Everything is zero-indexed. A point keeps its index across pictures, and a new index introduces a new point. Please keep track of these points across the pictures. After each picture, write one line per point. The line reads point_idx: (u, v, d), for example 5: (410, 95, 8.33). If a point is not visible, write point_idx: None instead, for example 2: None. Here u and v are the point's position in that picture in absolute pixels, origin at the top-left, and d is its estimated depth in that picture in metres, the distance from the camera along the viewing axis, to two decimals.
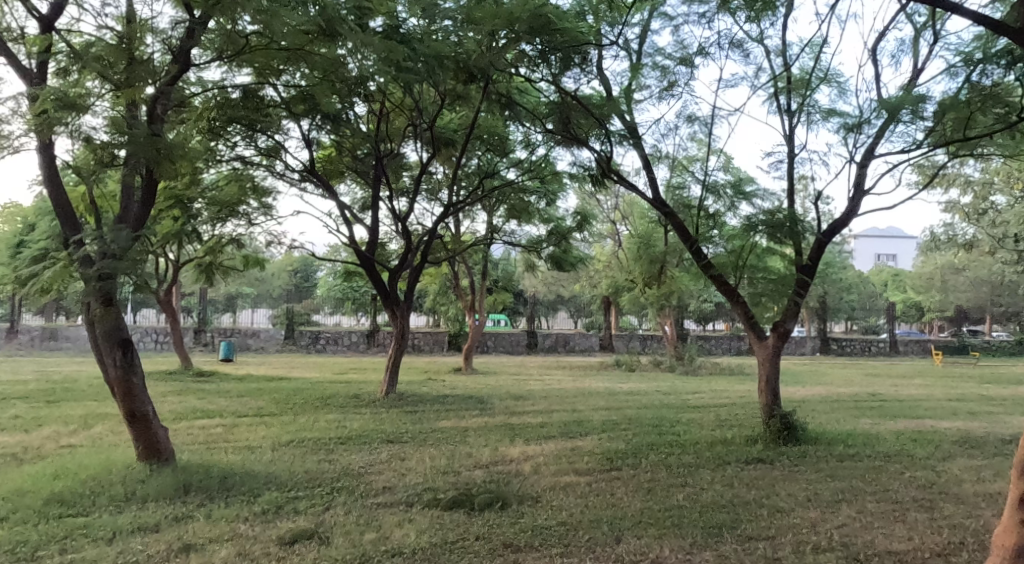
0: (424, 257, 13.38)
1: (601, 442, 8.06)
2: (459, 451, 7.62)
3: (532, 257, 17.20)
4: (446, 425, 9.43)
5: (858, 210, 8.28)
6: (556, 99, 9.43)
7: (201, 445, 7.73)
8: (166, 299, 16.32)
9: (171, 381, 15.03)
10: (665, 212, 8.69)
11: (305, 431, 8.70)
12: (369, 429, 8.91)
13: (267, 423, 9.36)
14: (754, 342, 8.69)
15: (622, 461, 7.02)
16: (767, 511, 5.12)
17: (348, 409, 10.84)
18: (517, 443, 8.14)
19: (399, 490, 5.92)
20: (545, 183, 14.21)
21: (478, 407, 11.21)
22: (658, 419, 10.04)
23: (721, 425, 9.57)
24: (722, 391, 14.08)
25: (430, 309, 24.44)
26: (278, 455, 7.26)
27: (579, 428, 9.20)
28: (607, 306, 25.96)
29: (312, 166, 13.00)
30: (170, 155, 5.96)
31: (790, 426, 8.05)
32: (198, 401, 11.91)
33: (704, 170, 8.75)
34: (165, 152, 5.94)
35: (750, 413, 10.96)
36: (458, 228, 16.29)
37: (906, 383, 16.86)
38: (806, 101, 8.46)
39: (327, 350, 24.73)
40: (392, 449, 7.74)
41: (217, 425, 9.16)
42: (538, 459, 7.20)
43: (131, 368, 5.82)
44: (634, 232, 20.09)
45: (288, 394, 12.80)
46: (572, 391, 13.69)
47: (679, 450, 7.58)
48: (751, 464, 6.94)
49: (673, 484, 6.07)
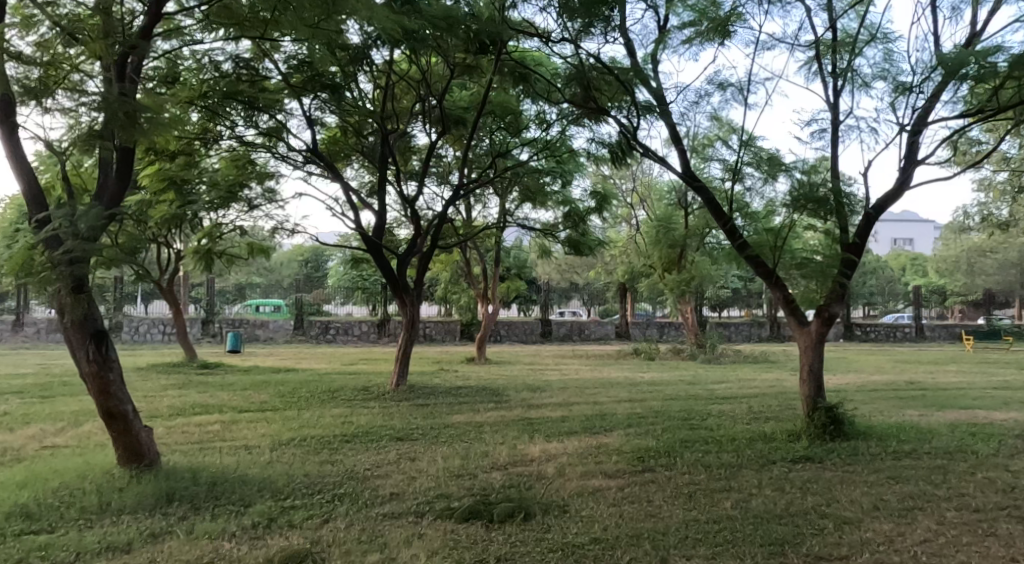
0: (434, 242, 12.67)
1: (629, 439, 7.37)
2: (475, 450, 6.98)
3: (547, 242, 16.50)
4: (459, 420, 8.79)
5: (911, 182, 7.57)
6: (575, 67, 8.74)
7: (194, 445, 7.10)
8: (168, 289, 15.72)
9: (174, 374, 14.45)
10: (695, 188, 8.02)
11: (309, 428, 8.06)
12: (377, 426, 8.26)
13: (268, 419, 8.74)
14: (796, 328, 7.98)
15: (654, 461, 6.34)
16: (833, 522, 4.44)
17: (356, 403, 10.23)
18: (536, 440, 7.48)
19: (409, 497, 5.28)
20: (561, 162, 13.47)
21: (494, 400, 10.56)
22: (688, 412, 9.33)
23: (756, 418, 8.86)
24: (750, 380, 13.39)
25: (442, 298, 23.79)
26: (277, 456, 6.62)
27: (603, 423, 8.52)
28: (623, 293, 25.23)
29: (316, 147, 12.36)
30: (141, 119, 5.25)
31: (837, 420, 7.34)
32: (199, 395, 11.34)
33: (737, 142, 8.06)
34: (134, 116, 5.21)
35: (784, 403, 10.22)
36: (469, 212, 15.62)
37: (939, 370, 16.09)
38: (850, 63, 7.74)
39: (337, 341, 24.22)
40: (402, 448, 7.09)
41: (216, 421, 8.55)
42: (562, 458, 6.54)
43: (105, 361, 5.21)
44: (653, 215, 19.47)
45: (294, 386, 12.21)
46: (592, 381, 13.04)
47: (717, 448, 6.89)
48: (798, 463, 6.25)
49: (714, 489, 5.40)
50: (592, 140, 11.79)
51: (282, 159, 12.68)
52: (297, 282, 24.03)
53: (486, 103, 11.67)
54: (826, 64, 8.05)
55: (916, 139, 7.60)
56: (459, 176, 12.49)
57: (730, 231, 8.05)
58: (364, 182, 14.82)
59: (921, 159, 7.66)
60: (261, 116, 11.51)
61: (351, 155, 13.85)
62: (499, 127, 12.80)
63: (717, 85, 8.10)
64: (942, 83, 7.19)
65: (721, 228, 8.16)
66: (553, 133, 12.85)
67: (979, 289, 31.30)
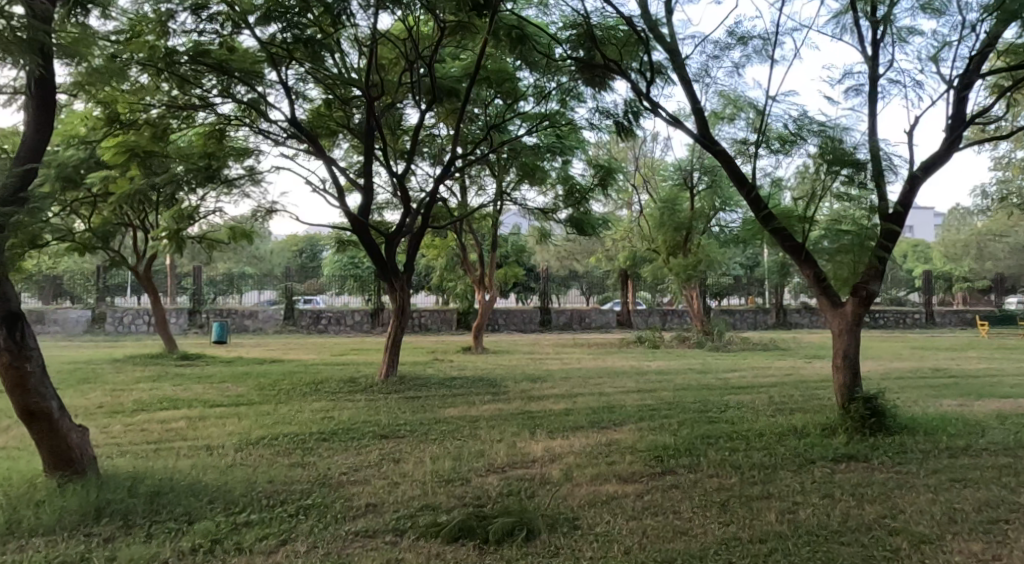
0: (425, 222, 11.77)
1: (643, 435, 6.53)
2: (469, 449, 6.13)
3: (546, 225, 15.60)
4: (452, 414, 7.94)
5: (958, 145, 6.72)
6: (579, 21, 7.89)
7: (151, 446, 6.24)
8: (146, 277, 14.83)
9: (151, 365, 13.60)
10: (714, 153, 7.19)
11: (284, 425, 7.20)
12: (360, 422, 7.39)
13: (240, 415, 7.87)
14: (829, 309, 7.12)
15: (675, 461, 5.49)
16: (906, 543, 3.63)
17: (340, 395, 9.39)
18: (539, 437, 6.63)
19: (388, 509, 4.44)
20: (562, 137, 12.60)
21: (492, 391, 9.72)
22: (704, 404, 8.48)
23: (781, 411, 8.01)
24: (764, 368, 12.57)
25: (437, 286, 22.95)
26: (242, 458, 5.76)
27: (611, 416, 7.68)
28: (625, 280, 24.35)
29: (297, 120, 11.48)
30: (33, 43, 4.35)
31: (877, 413, 6.53)
32: (174, 388, 10.52)
33: (760, 103, 7.20)
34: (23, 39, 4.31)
35: (808, 393, 9.38)
36: (464, 194, 14.74)
37: (961, 356, 15.30)
38: (891, 11, 6.87)
39: (329, 331, 23.40)
40: (386, 447, 6.24)
41: (181, 417, 7.68)
42: (569, 459, 5.69)
43: (20, 351, 4.34)
44: (657, 197, 18.65)
45: (276, 378, 11.37)
46: (596, 370, 12.25)
47: (745, 444, 6.05)
48: (841, 463, 5.43)
49: (747, 496, 4.57)
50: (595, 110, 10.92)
51: (262, 134, 11.82)
52: (288, 270, 23.16)
53: (479, 71, 10.76)
54: (862, 15, 7.19)
55: (963, 96, 6.75)
56: (453, 152, 11.59)
57: (754, 201, 7.21)
58: (351, 162, 13.95)
59: (969, 121, 6.81)
60: (237, 88, 10.64)
61: (337, 131, 12.98)
62: (495, 98, 11.89)
63: (739, 39, 7.24)
64: (1001, 28, 6.33)
65: (743, 197, 7.32)
66: (553, 105, 11.97)
67: (989, 274, 30.49)
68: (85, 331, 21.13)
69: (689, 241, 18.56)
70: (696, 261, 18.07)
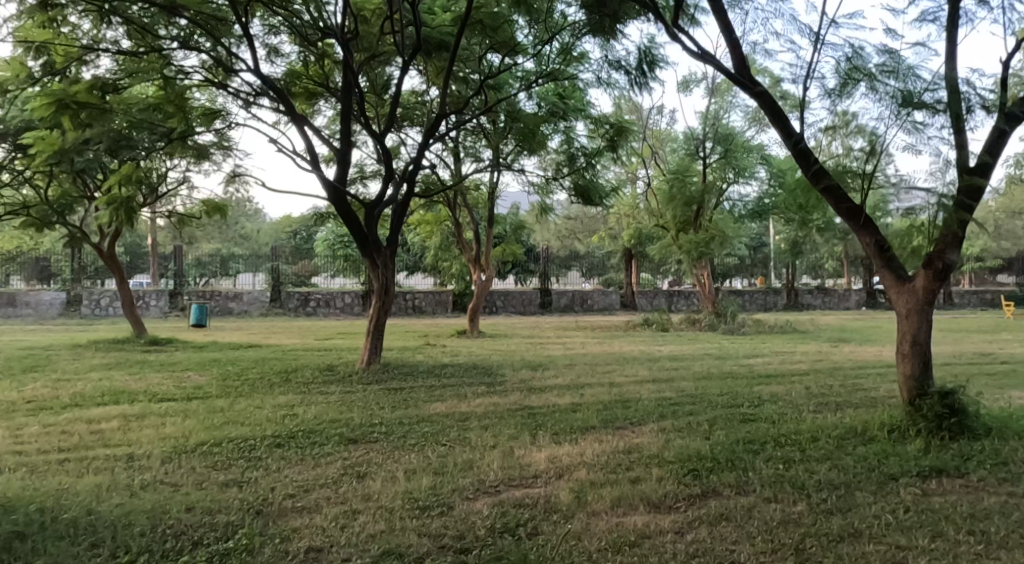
0: (411, 190, 10.45)
1: (669, 440, 5.34)
2: (456, 458, 4.93)
3: (547, 200, 14.23)
4: (440, 410, 6.74)
5: None
6: None
7: (57, 456, 4.98)
8: (109, 255, 13.51)
9: (115, 351, 12.35)
10: (754, 97, 5.96)
11: (234, 427, 5.96)
12: (326, 422, 6.14)
13: (187, 412, 6.62)
14: (892, 286, 5.84)
15: (716, 478, 4.29)
16: None
17: (313, 387, 8.17)
18: (542, 440, 5.44)
19: (338, 556, 3.26)
20: (564, 96, 11.55)
21: (487, 381, 8.53)
22: (733, 396, 7.29)
23: (826, 407, 6.80)
24: (788, 352, 11.36)
25: (432, 265, 21.70)
26: (166, 472, 4.53)
27: (628, 412, 6.48)
28: (628, 259, 23.23)
29: (267, 74, 10.19)
30: None
31: (957, 412, 5.35)
32: (128, 377, 9.30)
33: (810, 35, 5.94)
34: None
35: (849, 383, 8.17)
36: (458, 163, 13.47)
37: (997, 338, 14.09)
38: None
39: (319, 314, 22.17)
40: (351, 457, 5.03)
41: (115, 416, 6.44)
42: (579, 474, 4.47)
43: None
44: (667, 169, 17.41)
45: (245, 367, 10.15)
46: (604, 356, 11.05)
47: (800, 453, 4.83)
48: (930, 481, 4.23)
49: (823, 535, 3.39)
50: (606, 60, 9.56)
51: (231, 95, 10.56)
52: (275, 250, 21.87)
53: (470, 17, 9.35)
54: None
55: None
56: (442, 114, 10.27)
57: (801, 155, 5.99)
58: (334, 129, 12.69)
59: None
60: (199, 40, 9.37)
61: (316, 90, 11.69)
62: (489, 51, 10.54)
63: None
64: None
65: (787, 151, 6.10)
66: (557, 59, 10.59)
67: (1006, 254, 29.25)
68: (60, 314, 19.86)
69: (700, 217, 17.15)
70: (708, 237, 16.62)
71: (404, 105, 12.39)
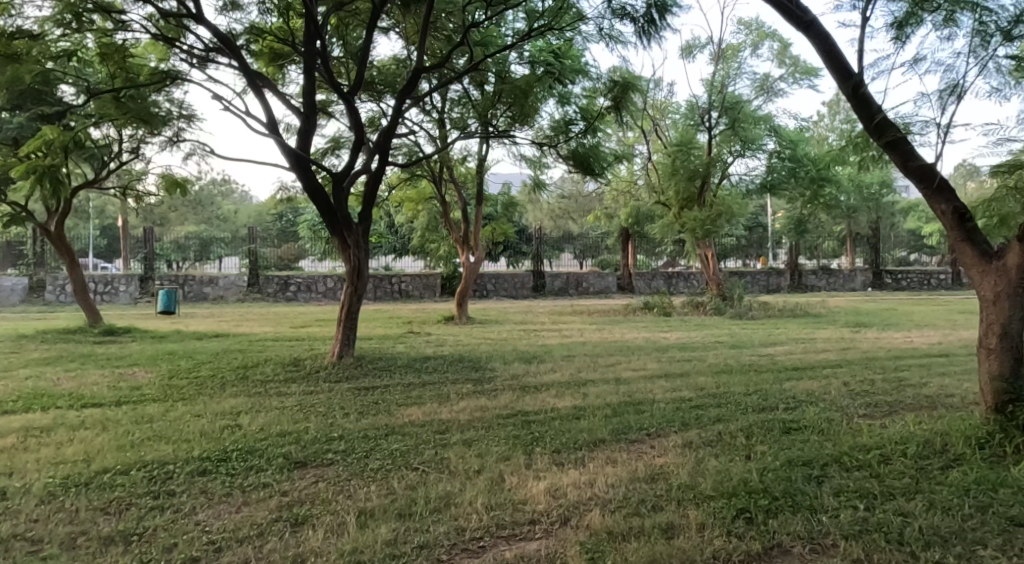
0: (386, 160, 9.20)
1: (702, 462, 4.19)
2: (429, 491, 3.76)
3: (540, 175, 12.97)
4: (415, 418, 5.56)
5: None
6: None
7: None
8: (58, 236, 12.18)
9: (62, 343, 11.07)
10: (803, 28, 4.83)
11: (153, 446, 4.76)
12: (272, 437, 4.96)
13: (105, 424, 5.41)
14: (973, 263, 4.69)
15: (778, 526, 3.16)
16: None
17: (270, 387, 6.98)
18: (539, 461, 4.28)
19: None
20: (559, 55, 10.34)
21: (473, 377, 7.35)
22: (766, 397, 6.14)
23: (880, 410, 5.66)
24: (809, 340, 10.21)
25: (418, 247, 20.46)
26: (37, 522, 3.36)
27: (643, 420, 5.31)
28: (626, 239, 22.13)
29: (221, 27, 8.92)
30: None
31: None
32: (60, 375, 8.07)
33: None
34: None
35: (893, 378, 7.05)
36: (444, 132, 12.21)
37: None
38: None
39: (299, 299, 20.81)
40: (293, 490, 3.86)
41: (11, 430, 5.21)
42: (591, 519, 3.33)
43: None
44: (668, 143, 16.23)
45: (199, 361, 8.93)
46: (606, 345, 9.88)
47: (877, 481, 3.70)
48: None
49: None
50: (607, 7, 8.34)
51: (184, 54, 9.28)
52: (253, 231, 20.53)
53: None
54: None
55: None
56: (419, 75, 9.01)
57: (860, 101, 4.86)
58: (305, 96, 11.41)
59: None
60: None
61: (282, 51, 10.38)
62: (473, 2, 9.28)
63: None
64: None
65: (842, 97, 4.99)
66: (550, 10, 9.38)
67: None
68: (21, 301, 18.46)
69: (704, 193, 15.91)
70: (715, 213, 15.42)
71: (382, 69, 11.13)
